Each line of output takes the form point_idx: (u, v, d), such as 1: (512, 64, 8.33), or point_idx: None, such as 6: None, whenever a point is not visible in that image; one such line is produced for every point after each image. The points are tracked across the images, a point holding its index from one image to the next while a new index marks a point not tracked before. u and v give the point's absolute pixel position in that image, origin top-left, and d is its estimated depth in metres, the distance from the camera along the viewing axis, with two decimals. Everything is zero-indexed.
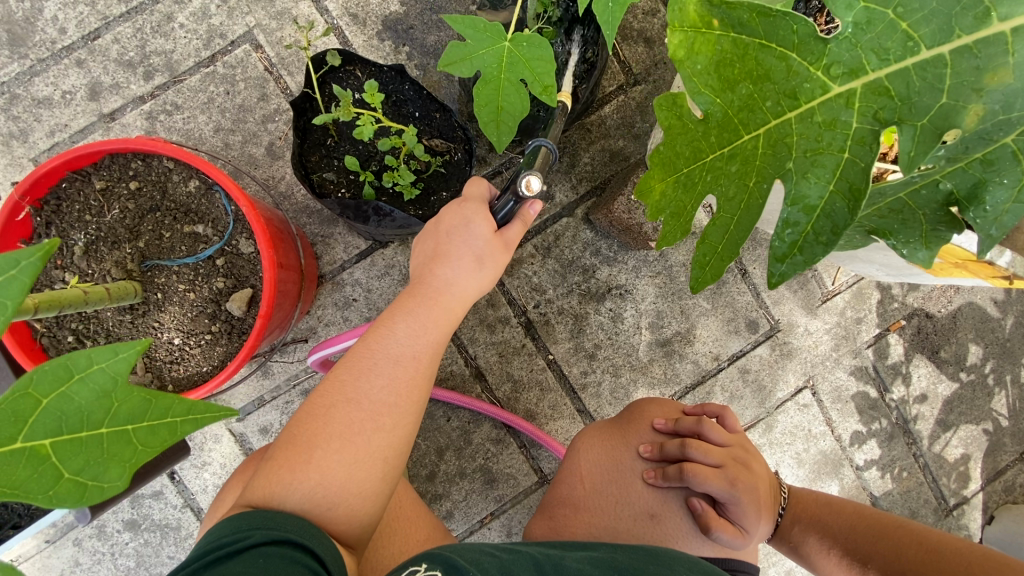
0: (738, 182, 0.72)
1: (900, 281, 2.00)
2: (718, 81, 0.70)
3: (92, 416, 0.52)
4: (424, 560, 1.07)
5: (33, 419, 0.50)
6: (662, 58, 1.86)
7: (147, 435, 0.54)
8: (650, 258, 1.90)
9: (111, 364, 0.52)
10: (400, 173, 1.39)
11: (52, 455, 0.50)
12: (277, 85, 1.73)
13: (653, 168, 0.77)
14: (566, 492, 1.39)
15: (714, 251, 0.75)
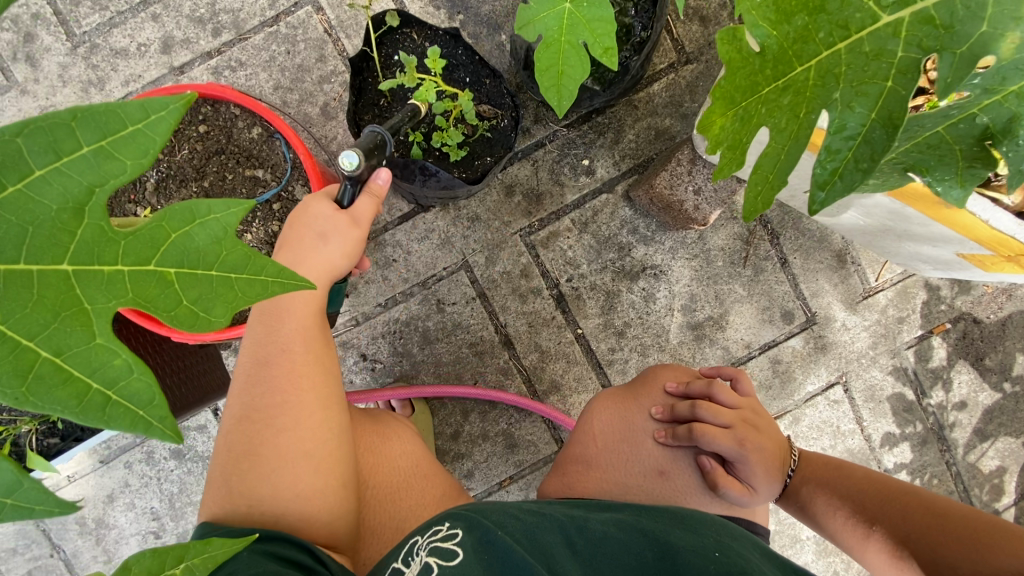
0: (789, 113, 0.69)
1: (949, 283, 1.93)
2: (775, 13, 0.68)
3: (208, 255, 0.59)
4: (446, 520, 1.18)
5: (164, 247, 0.59)
6: (716, 37, 1.83)
7: (243, 283, 0.59)
8: (688, 240, 1.90)
9: (223, 217, 0.59)
10: (449, 134, 1.44)
11: (176, 282, 0.59)
12: (335, 47, 1.79)
13: (714, 101, 0.74)
14: (578, 448, 1.42)
15: (767, 181, 0.71)
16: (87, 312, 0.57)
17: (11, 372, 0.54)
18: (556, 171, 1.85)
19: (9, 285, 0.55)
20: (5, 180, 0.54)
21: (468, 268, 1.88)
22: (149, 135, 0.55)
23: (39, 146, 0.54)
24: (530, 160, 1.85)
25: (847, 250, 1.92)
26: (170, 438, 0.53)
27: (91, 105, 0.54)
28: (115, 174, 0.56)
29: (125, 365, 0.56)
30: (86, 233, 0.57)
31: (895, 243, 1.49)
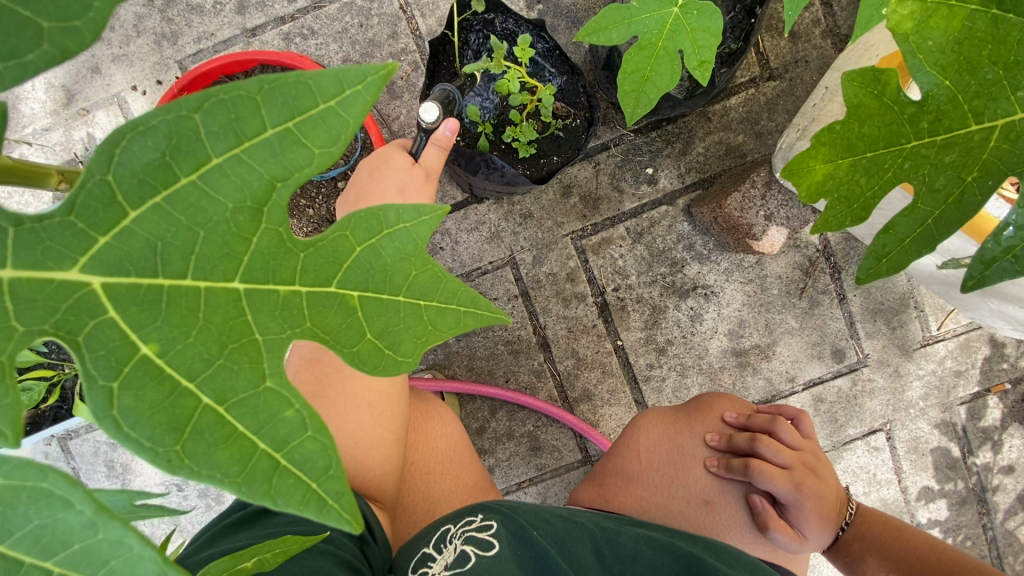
0: (952, 174, 0.66)
1: (1015, 342, 1.83)
2: (954, 61, 0.65)
3: (397, 278, 0.58)
4: (478, 511, 1.15)
5: (347, 263, 0.57)
6: (804, 55, 1.74)
7: (434, 313, 0.59)
8: (745, 264, 1.83)
9: (415, 225, 0.58)
10: (522, 130, 1.39)
11: (358, 309, 0.57)
12: (408, 25, 1.75)
13: (820, 146, 0.70)
14: (619, 464, 1.38)
15: (900, 244, 0.68)
16: (257, 343, 0.55)
17: (164, 424, 0.51)
18: (617, 176, 1.80)
19: (177, 302, 0.54)
20: (179, 168, 0.51)
21: (515, 265, 1.84)
22: (341, 115, 0.50)
23: (218, 127, 0.50)
24: (592, 162, 1.80)
25: (911, 293, 1.83)
26: (351, 525, 0.49)
27: (280, 76, 0.49)
28: (297, 163, 0.52)
29: (298, 418, 0.52)
30: (261, 241, 0.55)
31: (975, 299, 1.41)
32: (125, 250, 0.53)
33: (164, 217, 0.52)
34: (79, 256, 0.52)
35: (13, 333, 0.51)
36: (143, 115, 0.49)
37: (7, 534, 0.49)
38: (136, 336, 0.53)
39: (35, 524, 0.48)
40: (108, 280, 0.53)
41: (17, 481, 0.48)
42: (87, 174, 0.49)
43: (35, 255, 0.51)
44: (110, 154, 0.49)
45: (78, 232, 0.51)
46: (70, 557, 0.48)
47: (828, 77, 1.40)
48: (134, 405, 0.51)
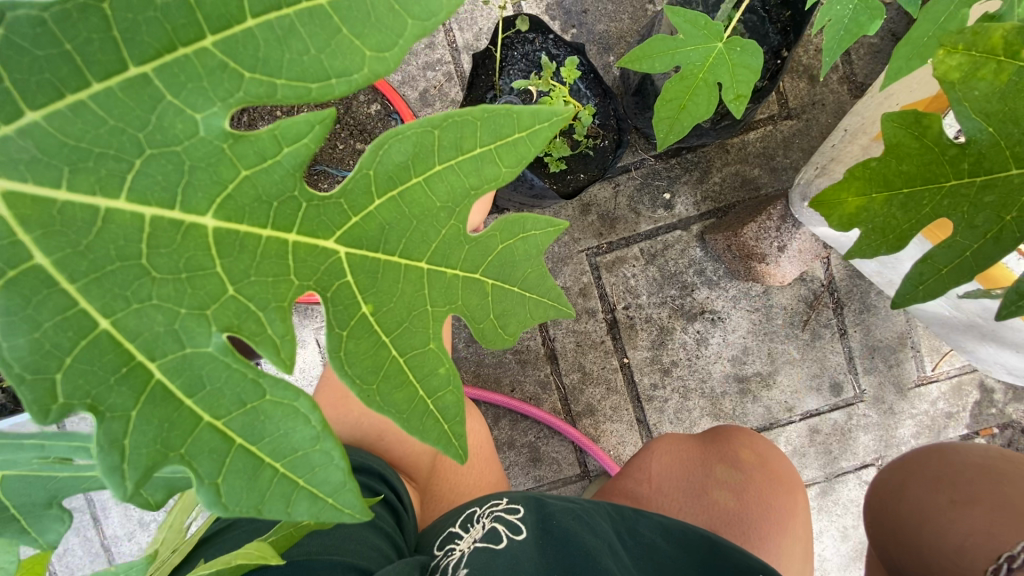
0: (990, 214, 0.72)
1: (1004, 388, 1.90)
2: (1000, 111, 0.71)
3: (518, 271, 0.62)
4: (505, 495, 1.18)
5: (491, 257, 0.61)
6: (821, 99, 1.82)
7: (536, 304, 0.64)
8: (752, 293, 1.88)
9: (539, 236, 0.63)
10: (556, 147, 1.43)
11: (490, 294, 0.62)
12: (446, 37, 1.81)
13: (857, 178, 0.76)
14: (629, 484, 1.43)
15: (936, 273, 0.75)
16: (431, 315, 0.59)
17: (368, 365, 0.57)
18: (635, 199, 1.85)
19: (386, 275, 0.58)
20: (413, 171, 0.56)
21: None
22: (528, 145, 0.56)
23: (450, 142, 0.56)
24: (612, 183, 1.85)
25: (908, 334, 1.90)
26: (461, 458, 0.59)
27: (497, 107, 0.54)
28: (490, 180, 0.57)
29: (447, 375, 0.59)
30: (448, 233, 0.59)
31: (972, 339, 1.47)
32: (365, 228, 0.57)
33: (394, 208, 0.57)
34: (337, 228, 0.56)
35: (291, 284, 0.56)
36: (401, 126, 0.55)
37: (258, 437, 0.53)
38: (361, 296, 0.57)
39: (280, 434, 0.53)
40: (352, 252, 0.57)
41: (280, 399, 0.53)
42: (358, 167, 0.55)
43: (311, 225, 0.55)
44: (374, 153, 0.55)
45: (342, 211, 0.56)
46: (292, 462, 0.53)
47: (848, 120, 1.49)
48: (355, 350, 0.57)
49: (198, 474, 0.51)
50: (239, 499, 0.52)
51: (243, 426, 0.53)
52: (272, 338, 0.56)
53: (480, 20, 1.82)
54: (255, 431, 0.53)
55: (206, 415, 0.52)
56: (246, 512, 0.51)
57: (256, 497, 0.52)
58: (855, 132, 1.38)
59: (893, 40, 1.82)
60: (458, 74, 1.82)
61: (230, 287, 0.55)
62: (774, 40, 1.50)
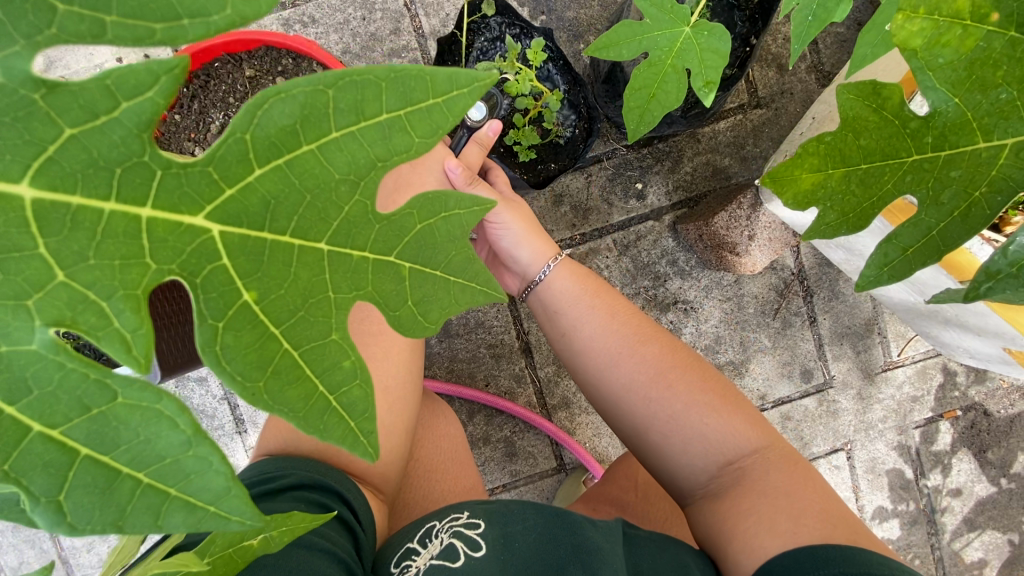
0: (957, 190, 0.72)
1: (967, 371, 1.95)
2: (965, 79, 0.70)
3: (439, 256, 0.59)
4: (466, 508, 1.18)
5: (408, 238, 0.58)
6: (790, 87, 1.83)
7: (461, 290, 0.60)
8: (724, 282, 1.89)
9: (466, 215, 0.60)
10: (525, 134, 1.44)
11: (407, 278, 0.58)
12: (411, 23, 1.76)
13: (817, 153, 0.77)
14: (615, 492, 1.46)
15: (901, 253, 0.74)
16: (331, 301, 0.56)
17: (253, 361, 0.53)
18: (608, 189, 1.83)
19: (274, 257, 0.55)
20: (303, 137, 0.53)
21: None
22: (445, 113, 0.52)
23: (346, 105, 0.52)
24: (585, 173, 1.82)
25: (876, 320, 1.93)
26: (371, 457, 0.54)
27: (406, 67, 0.51)
28: (400, 151, 0.54)
29: (352, 368, 0.55)
30: (351, 210, 0.56)
31: (937, 326, 1.49)
32: (243, 203, 0.54)
33: (280, 179, 0.54)
34: (206, 202, 0.53)
35: (147, 267, 0.53)
36: (288, 83, 0.51)
37: (110, 446, 0.50)
38: (240, 282, 0.54)
39: (140, 441, 0.50)
40: (226, 230, 0.54)
41: (134, 400, 0.50)
42: (231, 130, 0.52)
43: (170, 198, 0.53)
44: (252, 115, 0.52)
45: (211, 181, 0.53)
46: (160, 471, 0.50)
47: (815, 108, 1.51)
48: (234, 344, 0.53)
49: (34, 494, 0.48)
50: (90, 517, 0.49)
51: (86, 433, 0.50)
52: (119, 331, 0.52)
53: (447, 7, 1.77)
54: (104, 438, 0.50)
55: (36, 423, 0.49)
56: (101, 531, 0.48)
57: (114, 512, 0.49)
58: (822, 119, 1.39)
59: (859, 30, 1.84)
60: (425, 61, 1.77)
61: (59, 272, 0.51)
62: (741, 28, 1.49)
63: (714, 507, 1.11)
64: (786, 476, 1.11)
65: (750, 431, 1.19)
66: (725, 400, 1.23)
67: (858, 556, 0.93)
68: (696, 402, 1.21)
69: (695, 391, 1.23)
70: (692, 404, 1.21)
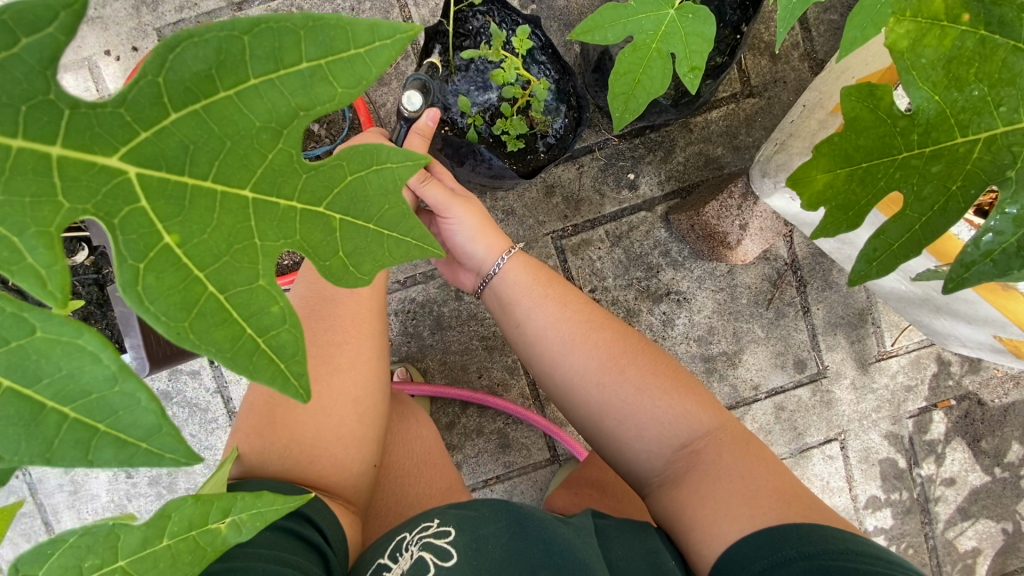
0: (937, 185, 0.71)
1: (960, 360, 1.95)
2: (944, 77, 0.69)
3: (372, 208, 0.58)
4: (437, 515, 1.18)
5: (339, 190, 0.57)
6: (783, 76, 1.81)
7: (395, 244, 0.59)
8: (717, 273, 1.88)
9: (399, 169, 0.59)
10: (512, 123, 1.45)
11: (345, 252, 0.58)
12: (401, 13, 1.74)
13: (822, 156, 0.75)
14: (597, 474, 1.49)
15: (888, 248, 0.73)
16: (256, 249, 0.55)
17: (177, 303, 0.51)
18: (599, 180, 1.82)
19: (196, 204, 0.54)
20: (220, 83, 0.51)
21: None
22: (367, 64, 0.51)
23: (263, 53, 0.50)
24: (576, 164, 1.81)
25: (870, 310, 1.92)
26: (302, 398, 0.52)
27: (324, 15, 0.50)
28: (323, 100, 0.53)
29: (281, 313, 0.53)
30: (275, 159, 0.55)
31: (930, 315, 1.48)
32: (160, 145, 0.53)
33: (197, 124, 0.53)
34: (121, 145, 0.52)
35: (59, 207, 0.51)
36: (200, 27, 0.49)
37: (32, 379, 0.47)
38: (161, 225, 0.53)
39: (63, 373, 0.47)
40: (143, 172, 0.53)
41: (54, 335, 0.47)
42: (142, 73, 0.50)
43: (83, 137, 0.51)
44: (163, 59, 0.49)
45: (123, 122, 0.52)
46: (86, 406, 0.47)
47: (806, 96, 1.49)
48: (156, 286, 0.51)
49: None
50: (20, 447, 0.46)
51: (7, 366, 0.47)
52: (33, 267, 0.49)
53: None
54: (25, 371, 0.47)
55: None
56: (27, 461, 0.46)
57: (41, 445, 0.46)
58: (812, 107, 1.37)
59: None
60: (415, 51, 1.76)
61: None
62: (732, 16, 1.48)
63: (672, 492, 1.13)
64: (736, 457, 1.13)
65: (703, 411, 1.21)
66: (676, 381, 1.25)
67: (813, 534, 0.96)
68: (646, 386, 1.23)
69: (645, 374, 1.24)
70: (644, 387, 1.23)
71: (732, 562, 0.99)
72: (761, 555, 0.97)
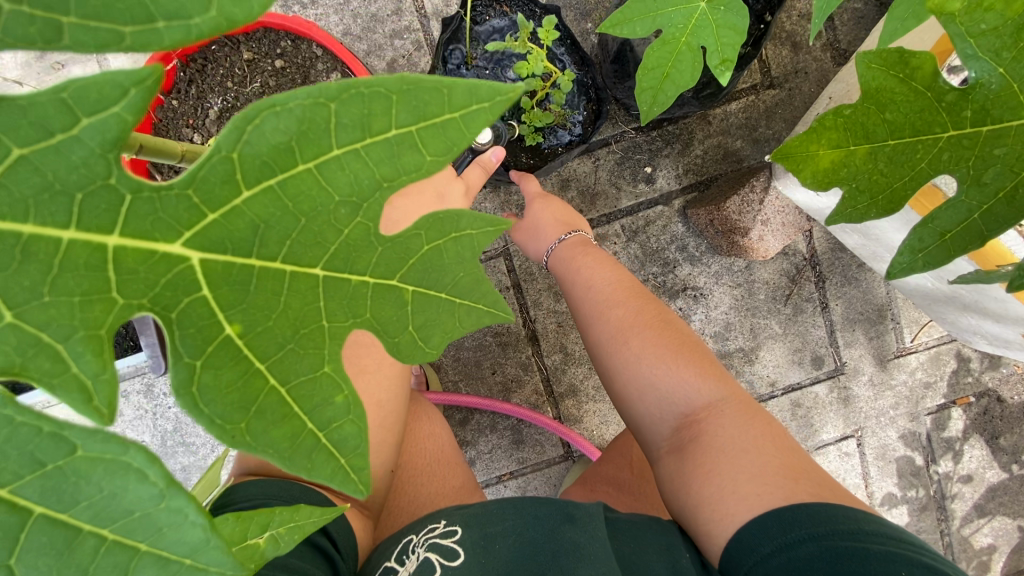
0: (1002, 168, 0.70)
1: (980, 357, 1.92)
2: (1006, 48, 0.68)
3: (447, 278, 0.56)
4: (443, 516, 1.20)
5: (413, 262, 0.55)
6: (804, 66, 1.77)
7: (466, 313, 0.57)
8: (734, 268, 1.86)
9: (481, 237, 0.56)
10: (536, 116, 1.40)
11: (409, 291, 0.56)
12: (414, 3, 1.70)
13: (841, 129, 0.74)
14: (613, 471, 1.47)
15: (939, 238, 0.72)
16: (324, 332, 0.54)
17: (235, 402, 0.50)
18: (616, 174, 1.78)
19: (260, 253, 0.52)
20: (300, 155, 0.49)
21: (509, 256, 1.81)
22: (463, 130, 0.49)
23: (350, 119, 0.49)
24: (592, 157, 1.78)
25: (889, 306, 1.89)
26: (360, 493, 0.51)
27: (421, 79, 0.47)
28: (411, 168, 0.51)
29: (344, 403, 0.53)
30: (352, 233, 0.53)
31: (956, 312, 1.46)
32: (228, 227, 0.51)
33: (273, 202, 0.51)
34: (184, 229, 0.51)
35: None
36: (284, 96, 0.47)
37: (67, 504, 0.47)
38: (222, 316, 0.52)
39: (111, 477, 0.47)
40: (205, 258, 0.51)
41: (96, 454, 0.46)
42: (215, 149, 0.48)
43: (143, 224, 0.50)
44: (241, 131, 0.48)
45: (191, 205, 0.50)
46: (126, 527, 0.47)
47: (832, 87, 1.45)
48: (212, 384, 0.50)
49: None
50: (82, 518, 0.47)
51: (39, 492, 0.47)
52: (103, 314, 0.49)
53: None
54: (61, 496, 0.47)
55: (12, 405, 0.46)
56: (81, 557, 0.46)
57: (76, 571, 0.47)
58: (841, 98, 1.34)
59: (878, 5, 1.77)
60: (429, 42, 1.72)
61: (26, 232, 0.48)
62: (757, 4, 1.44)
63: (676, 463, 1.11)
64: (742, 426, 1.09)
65: (706, 379, 1.17)
66: (679, 349, 1.21)
67: (823, 512, 0.94)
68: (651, 354, 1.21)
69: (650, 345, 1.22)
70: (643, 357, 1.21)
71: (741, 544, 0.97)
72: (770, 537, 0.94)
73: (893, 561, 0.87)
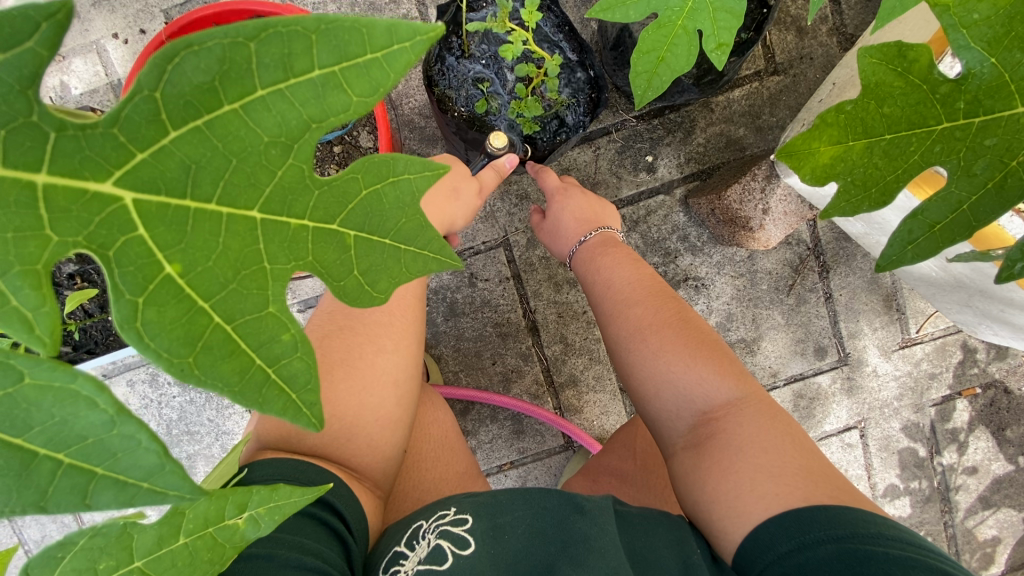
0: (990, 160, 0.68)
1: (987, 348, 1.90)
2: (1002, 36, 0.66)
3: (388, 221, 0.56)
4: (452, 504, 1.20)
5: (352, 205, 0.55)
6: (809, 52, 1.74)
7: (411, 258, 0.57)
8: (737, 258, 1.84)
9: (416, 179, 0.57)
10: (528, 105, 1.40)
11: (353, 248, 0.56)
12: None
13: (833, 126, 0.73)
14: (616, 462, 1.47)
15: (927, 230, 0.70)
16: (266, 272, 0.54)
17: (180, 338, 0.50)
18: (616, 163, 1.76)
19: (200, 223, 0.53)
20: (224, 95, 0.49)
21: (508, 246, 1.81)
22: (385, 69, 0.48)
23: (271, 60, 0.48)
24: (593, 146, 1.76)
25: (894, 295, 1.87)
26: (315, 426, 0.51)
27: (336, 17, 0.47)
28: (336, 110, 0.50)
29: (291, 342, 0.52)
30: (286, 174, 0.53)
31: (963, 300, 1.44)
32: (160, 167, 0.51)
33: (202, 142, 0.51)
34: (114, 167, 0.51)
35: (47, 241, 0.50)
36: (200, 35, 0.46)
37: (22, 428, 0.46)
38: (162, 254, 0.52)
39: (55, 421, 0.46)
40: (138, 198, 0.51)
41: (44, 381, 0.46)
42: (137, 88, 0.48)
43: (71, 162, 0.50)
44: (161, 70, 0.47)
45: (118, 143, 0.50)
46: (82, 450, 0.46)
47: (837, 72, 1.43)
48: (157, 319, 0.50)
49: None
50: (10, 498, 0.46)
51: None
52: (19, 311, 0.48)
53: None
54: (14, 421, 0.46)
55: None
56: (23, 511, 0.46)
57: (35, 493, 0.46)
58: (842, 85, 1.31)
59: None
60: None
61: None
62: None
63: (691, 460, 1.10)
64: (761, 424, 1.09)
65: (725, 378, 1.17)
66: (697, 346, 1.21)
67: (841, 516, 0.94)
68: (666, 351, 1.22)
69: (667, 343, 1.23)
70: (661, 354, 1.22)
71: (758, 542, 0.97)
72: (789, 537, 0.94)
73: (912, 565, 0.86)
